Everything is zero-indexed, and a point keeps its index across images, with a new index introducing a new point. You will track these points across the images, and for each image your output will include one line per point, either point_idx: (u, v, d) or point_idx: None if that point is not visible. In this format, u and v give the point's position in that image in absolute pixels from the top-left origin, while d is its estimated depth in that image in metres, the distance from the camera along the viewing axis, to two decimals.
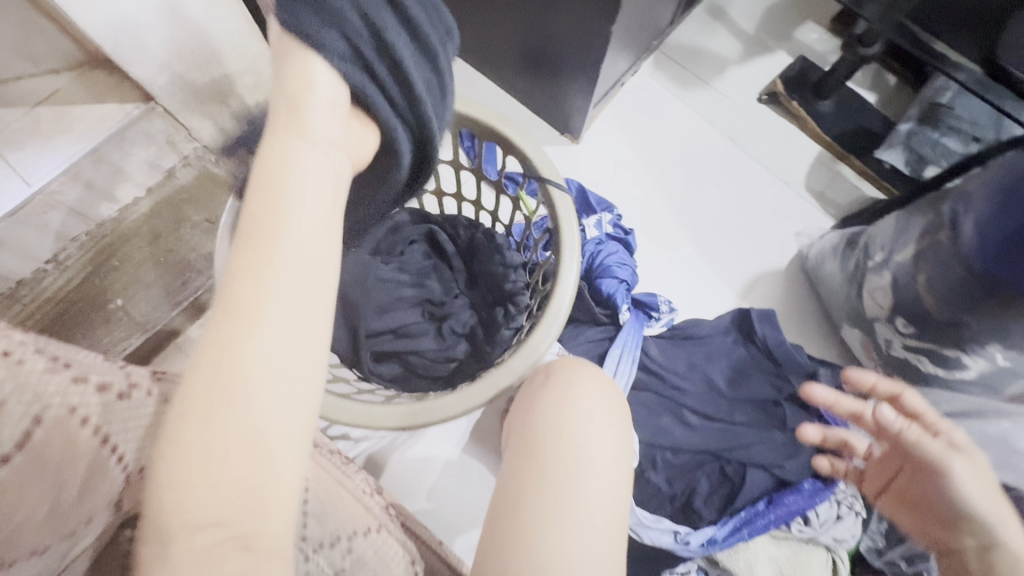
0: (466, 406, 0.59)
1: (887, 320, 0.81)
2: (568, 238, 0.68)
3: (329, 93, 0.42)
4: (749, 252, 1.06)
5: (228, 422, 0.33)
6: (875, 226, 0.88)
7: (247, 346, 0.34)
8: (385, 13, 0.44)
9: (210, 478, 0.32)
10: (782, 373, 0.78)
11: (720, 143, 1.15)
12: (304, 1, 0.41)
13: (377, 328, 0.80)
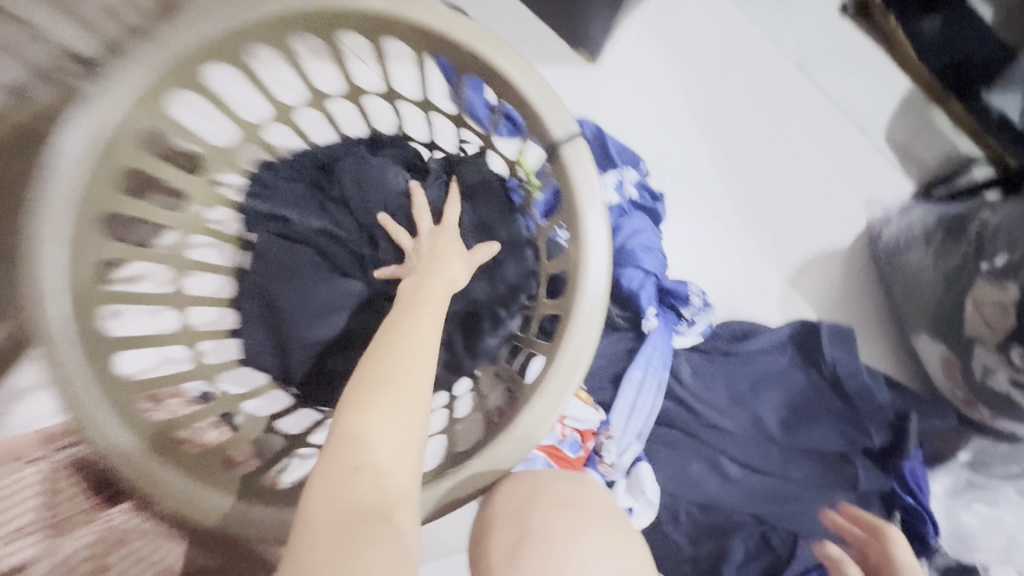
0: (431, 509, 0.41)
1: (996, 347, 0.61)
2: (593, 257, 0.44)
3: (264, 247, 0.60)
4: (806, 223, 0.83)
5: (384, 410, 0.36)
6: (994, 212, 0.65)
7: (413, 346, 0.40)
8: (276, 217, 0.61)
9: (369, 439, 0.35)
10: (855, 418, 0.60)
11: (783, 70, 0.87)
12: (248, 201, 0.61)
13: (313, 337, 0.58)
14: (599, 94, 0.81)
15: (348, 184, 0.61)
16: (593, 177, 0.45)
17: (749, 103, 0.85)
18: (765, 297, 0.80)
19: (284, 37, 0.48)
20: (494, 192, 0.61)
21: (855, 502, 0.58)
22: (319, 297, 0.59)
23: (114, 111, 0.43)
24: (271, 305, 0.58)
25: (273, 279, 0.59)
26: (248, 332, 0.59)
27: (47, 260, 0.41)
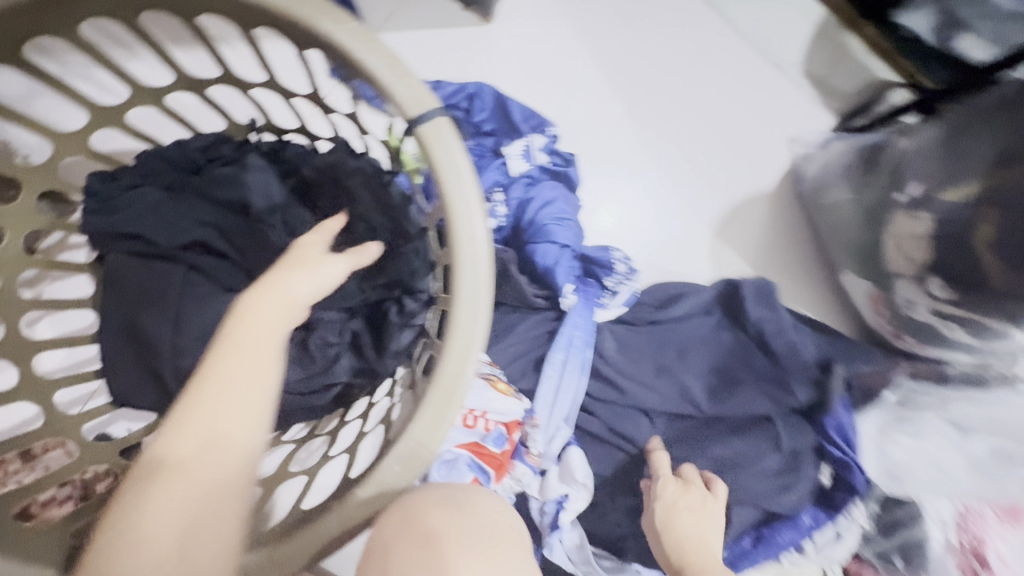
0: (313, 554, 0.36)
1: (916, 278, 0.59)
2: (469, 243, 0.39)
3: (122, 271, 0.52)
4: (727, 170, 0.80)
5: (161, 501, 0.32)
6: (910, 138, 0.63)
7: (215, 405, 0.35)
8: (130, 232, 0.52)
9: (142, 532, 0.31)
10: (783, 376, 0.58)
11: (690, 11, 0.82)
12: (93, 216, 0.52)
13: (191, 365, 0.50)
14: (494, 58, 0.75)
15: (213, 185, 0.53)
16: (459, 146, 0.40)
17: (658, 48, 0.80)
18: (694, 253, 0.77)
19: (68, 23, 0.39)
20: (377, 174, 0.55)
21: (785, 460, 0.57)
22: (200, 318, 0.51)
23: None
24: (136, 337, 0.51)
25: (136, 306, 0.51)
26: (119, 370, 0.52)
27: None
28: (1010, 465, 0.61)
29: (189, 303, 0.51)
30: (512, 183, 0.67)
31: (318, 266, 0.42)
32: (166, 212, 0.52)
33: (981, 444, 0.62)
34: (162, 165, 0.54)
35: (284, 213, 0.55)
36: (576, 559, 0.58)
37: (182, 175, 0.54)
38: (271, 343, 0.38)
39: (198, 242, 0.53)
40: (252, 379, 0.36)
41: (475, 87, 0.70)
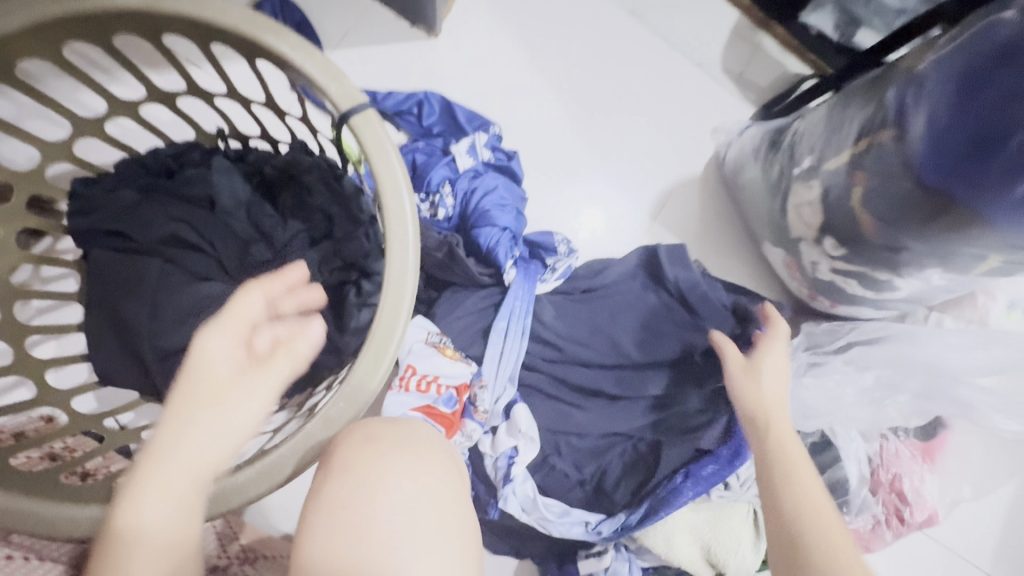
0: (271, 482, 0.42)
1: (814, 240, 0.67)
2: (392, 209, 0.46)
3: (105, 263, 0.58)
4: (659, 159, 0.88)
5: None
6: (803, 120, 0.71)
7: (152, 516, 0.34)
8: (111, 228, 0.59)
9: None
10: (699, 324, 0.69)
11: (618, 20, 0.91)
12: (80, 216, 0.59)
13: (170, 345, 0.57)
14: (440, 69, 0.83)
15: (185, 186, 0.61)
16: (378, 130, 0.47)
17: (590, 54, 0.89)
18: (632, 234, 0.85)
19: (50, 44, 0.46)
20: (326, 169, 0.61)
21: (706, 399, 0.66)
22: (176, 300, 0.58)
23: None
24: (118, 320, 0.57)
25: (116, 295, 0.58)
26: (103, 353, 0.58)
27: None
28: (895, 393, 0.66)
29: (164, 287, 0.58)
30: (459, 176, 0.74)
31: (223, 399, 0.38)
32: (143, 209, 0.59)
33: (868, 376, 0.67)
34: (137, 169, 0.61)
35: (249, 206, 0.62)
36: (529, 509, 0.65)
37: (156, 179, 0.61)
38: (184, 493, 0.36)
39: (172, 237, 0.60)
40: (166, 532, 0.34)
41: (423, 94, 0.78)
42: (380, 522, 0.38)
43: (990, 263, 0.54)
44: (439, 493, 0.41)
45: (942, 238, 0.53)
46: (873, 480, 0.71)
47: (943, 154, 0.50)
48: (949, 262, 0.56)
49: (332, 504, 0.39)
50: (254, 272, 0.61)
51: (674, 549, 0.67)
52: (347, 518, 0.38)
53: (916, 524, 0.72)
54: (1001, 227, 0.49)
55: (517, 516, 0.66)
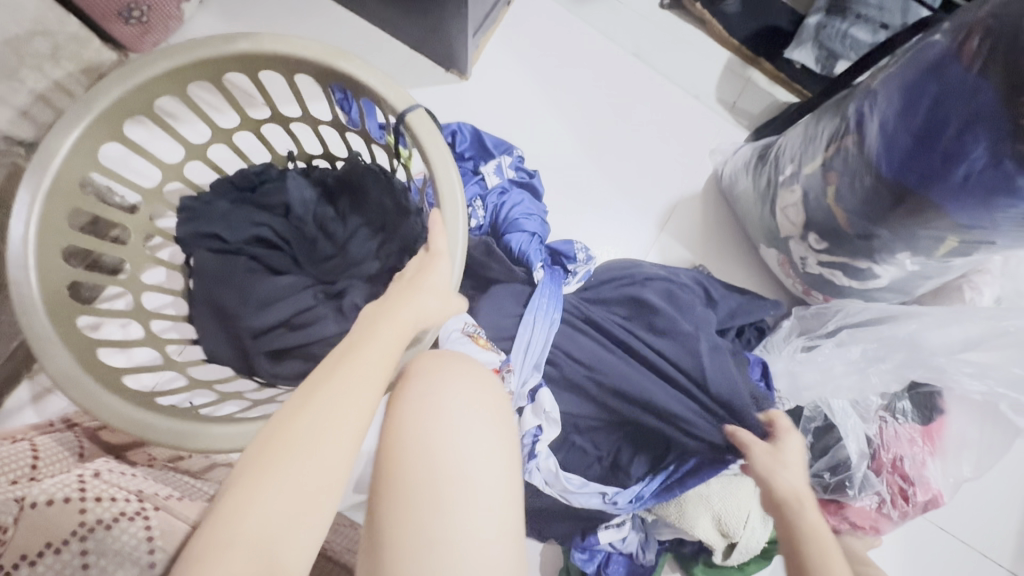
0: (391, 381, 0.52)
1: (800, 237, 0.77)
2: (443, 177, 0.57)
3: (204, 265, 0.71)
4: (664, 177, 0.99)
5: (293, 456, 0.38)
6: (785, 136, 0.82)
7: (346, 378, 0.42)
8: (212, 228, 0.71)
9: (274, 480, 0.37)
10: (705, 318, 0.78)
11: (623, 61, 1.04)
12: (187, 222, 0.72)
13: (260, 325, 0.68)
14: (471, 106, 0.98)
15: (266, 198, 0.74)
16: (426, 118, 0.58)
17: (600, 90, 1.03)
18: (641, 244, 0.95)
19: (181, 83, 0.60)
20: (374, 172, 0.73)
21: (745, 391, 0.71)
22: (263, 288, 0.69)
23: (59, 158, 0.53)
24: (217, 307, 0.69)
25: (214, 287, 0.70)
26: (205, 334, 0.70)
27: (26, 271, 0.50)
28: (878, 364, 0.73)
29: (251, 277, 0.70)
30: (489, 193, 0.87)
31: (404, 318, 0.48)
32: (239, 214, 0.73)
33: (854, 350, 0.74)
34: (231, 183, 0.75)
35: (316, 209, 0.75)
36: (552, 482, 0.73)
37: (244, 191, 0.75)
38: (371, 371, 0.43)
39: (258, 239, 0.72)
40: (335, 399, 0.40)
41: (456, 125, 0.92)
42: (444, 432, 0.44)
43: (949, 243, 0.62)
44: (492, 410, 0.48)
45: (904, 224, 0.62)
46: (877, 463, 0.75)
47: (894, 152, 0.60)
48: (916, 246, 0.65)
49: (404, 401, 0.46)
50: (324, 267, 0.74)
51: (688, 520, 0.73)
52: (415, 441, 0.44)
53: (921, 505, 0.76)
54: (950, 207, 0.58)
55: (541, 488, 0.74)
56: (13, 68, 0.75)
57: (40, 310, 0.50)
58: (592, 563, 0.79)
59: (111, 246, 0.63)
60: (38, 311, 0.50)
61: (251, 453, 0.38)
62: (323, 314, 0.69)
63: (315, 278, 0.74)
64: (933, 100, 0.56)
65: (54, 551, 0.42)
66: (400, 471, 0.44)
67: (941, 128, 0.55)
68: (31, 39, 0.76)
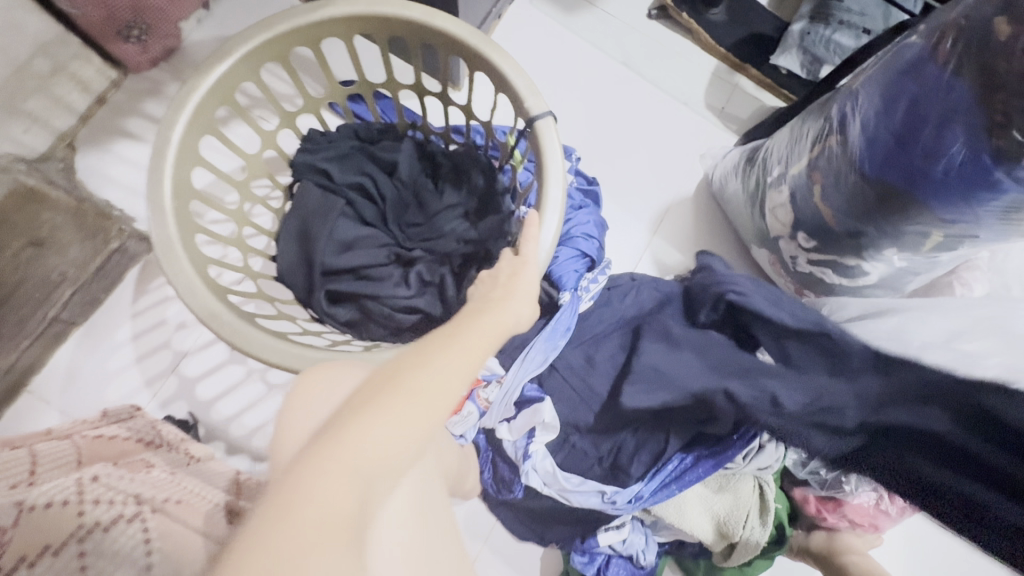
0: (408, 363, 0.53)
1: (790, 236, 0.78)
2: (552, 191, 0.60)
3: (307, 197, 0.75)
4: (656, 182, 1.01)
5: (393, 411, 0.33)
6: (773, 138, 0.83)
7: (456, 350, 0.39)
8: (325, 164, 0.77)
9: (370, 426, 0.32)
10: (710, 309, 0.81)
11: (613, 69, 1.06)
12: (307, 150, 0.78)
13: (335, 266, 0.73)
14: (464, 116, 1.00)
15: (379, 153, 0.79)
16: (556, 131, 0.62)
17: (591, 99, 1.05)
18: (635, 249, 0.97)
19: (282, 50, 0.66)
20: (481, 168, 0.79)
21: None
22: (344, 231, 0.74)
23: (193, 100, 0.60)
24: (304, 234, 0.74)
25: (309, 217, 0.75)
26: (284, 256, 0.74)
27: (163, 199, 0.57)
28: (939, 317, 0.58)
29: (339, 217, 0.75)
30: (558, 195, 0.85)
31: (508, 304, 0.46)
32: (350, 158, 0.78)
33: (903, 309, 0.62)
34: (354, 132, 0.81)
35: (416, 177, 0.79)
36: (550, 483, 0.75)
37: (355, 140, 0.80)
38: (476, 344, 0.40)
39: (359, 187, 0.77)
40: (445, 401, 0.36)
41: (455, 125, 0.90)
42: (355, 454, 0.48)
43: (934, 238, 0.63)
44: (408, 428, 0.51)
45: (888, 219, 0.64)
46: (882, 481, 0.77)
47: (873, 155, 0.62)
48: (902, 242, 0.66)
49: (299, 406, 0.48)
50: (402, 232, 0.78)
51: (685, 516, 0.74)
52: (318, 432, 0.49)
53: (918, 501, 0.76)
54: (933, 202, 0.59)
55: (540, 490, 0.76)
56: (19, 90, 0.78)
57: (174, 234, 0.56)
58: (592, 565, 0.80)
59: (224, 210, 0.71)
60: (174, 243, 0.56)
61: (360, 391, 0.35)
62: (391, 274, 0.75)
63: (394, 238, 0.77)
64: (912, 99, 0.58)
65: (28, 565, 0.41)
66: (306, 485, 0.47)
67: (921, 126, 0.57)
68: (34, 58, 0.78)
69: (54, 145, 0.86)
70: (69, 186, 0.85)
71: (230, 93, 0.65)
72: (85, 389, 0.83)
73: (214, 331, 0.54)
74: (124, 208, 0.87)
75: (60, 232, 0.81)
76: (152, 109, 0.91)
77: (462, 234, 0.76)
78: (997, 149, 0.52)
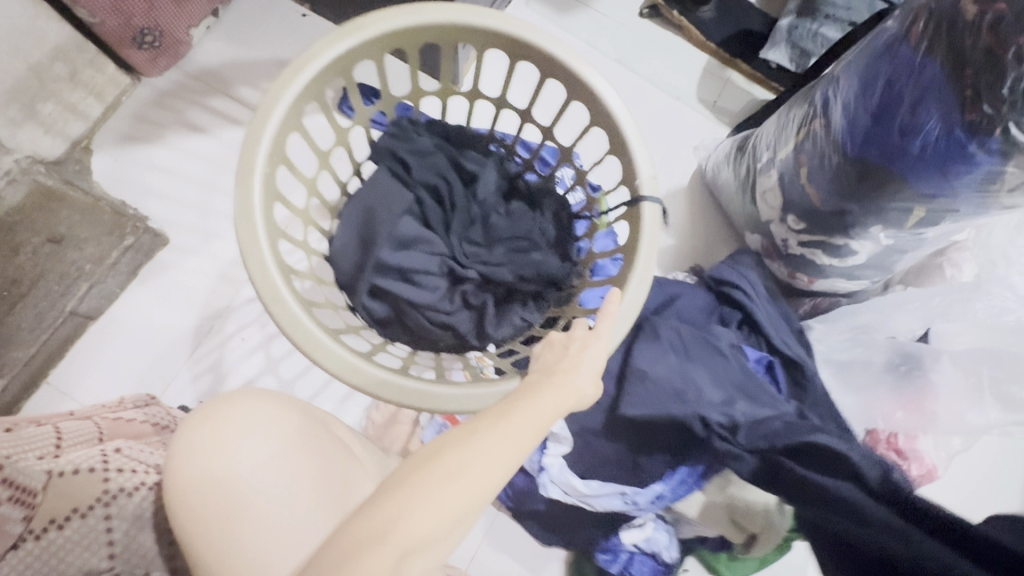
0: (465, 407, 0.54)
1: (780, 219, 0.80)
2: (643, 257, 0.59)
3: (377, 191, 0.73)
4: (653, 174, 1.03)
5: (451, 488, 0.35)
6: (762, 127, 0.86)
7: (518, 421, 0.41)
8: (411, 156, 0.75)
9: (425, 497, 0.35)
10: (716, 309, 0.82)
11: (607, 66, 1.10)
12: (400, 139, 0.75)
13: (388, 262, 0.71)
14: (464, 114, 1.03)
15: (464, 163, 0.77)
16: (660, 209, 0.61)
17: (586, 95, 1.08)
18: None
19: (377, 52, 0.61)
20: (554, 214, 0.78)
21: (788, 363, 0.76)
22: (406, 229, 0.72)
23: (290, 94, 0.56)
24: (368, 212, 0.73)
25: (377, 202, 0.73)
26: (343, 236, 0.73)
27: (250, 189, 0.54)
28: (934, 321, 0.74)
29: (403, 218, 0.72)
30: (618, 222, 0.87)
31: (571, 366, 0.48)
32: (425, 158, 0.75)
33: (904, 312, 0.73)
34: (445, 132, 0.78)
35: (488, 200, 0.77)
36: (570, 491, 0.77)
37: (439, 141, 0.77)
38: (540, 418, 0.42)
39: (433, 189, 0.75)
40: (480, 481, 0.37)
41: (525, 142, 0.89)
42: (264, 477, 0.47)
43: (917, 214, 0.65)
44: (303, 446, 0.51)
45: (873, 196, 0.66)
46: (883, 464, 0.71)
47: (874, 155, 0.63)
48: (887, 219, 0.68)
49: (204, 432, 0.48)
50: (456, 245, 0.75)
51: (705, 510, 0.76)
52: (217, 478, 0.46)
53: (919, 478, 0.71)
54: (913, 178, 0.61)
55: (563, 498, 0.78)
56: (38, 94, 0.82)
57: (258, 232, 0.53)
58: (616, 563, 0.83)
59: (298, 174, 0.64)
60: (253, 238, 0.53)
61: (418, 461, 0.37)
62: (436, 282, 0.73)
63: (450, 249, 0.75)
64: (888, 79, 0.61)
65: (57, 527, 0.45)
66: (212, 507, 0.46)
67: (897, 104, 0.60)
68: (54, 63, 0.82)
69: (70, 149, 0.90)
70: (86, 186, 0.90)
71: (323, 87, 0.60)
72: (102, 382, 0.86)
73: (292, 344, 0.52)
74: (137, 208, 0.91)
75: (78, 229, 0.86)
76: (164, 112, 0.95)
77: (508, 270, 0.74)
78: (970, 123, 0.55)
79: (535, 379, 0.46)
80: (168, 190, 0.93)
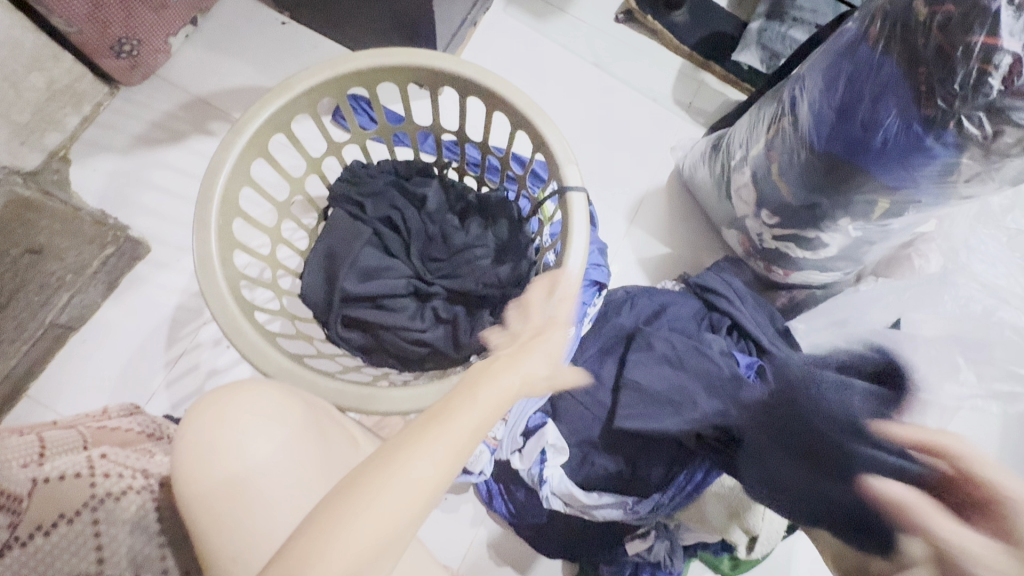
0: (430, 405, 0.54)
1: (754, 214, 0.83)
2: (574, 242, 0.61)
3: (337, 228, 0.78)
4: (631, 174, 1.06)
5: (363, 517, 0.37)
6: (734, 126, 0.89)
7: (444, 433, 0.42)
8: (354, 193, 0.79)
9: (337, 530, 0.36)
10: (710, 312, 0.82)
11: (585, 70, 1.12)
12: (345, 181, 0.80)
13: (355, 293, 0.75)
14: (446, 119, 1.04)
15: (412, 187, 0.81)
16: (586, 198, 0.62)
17: (565, 98, 1.10)
18: (613, 237, 1.02)
19: (314, 98, 0.67)
20: (507, 216, 0.78)
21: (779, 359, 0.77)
22: (368, 260, 0.76)
23: (251, 128, 0.62)
24: (330, 254, 0.77)
25: (337, 243, 0.77)
26: (308, 275, 0.77)
27: (208, 217, 0.58)
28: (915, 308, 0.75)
29: (365, 248, 0.77)
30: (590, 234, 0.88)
31: (510, 367, 0.49)
32: (373, 188, 0.79)
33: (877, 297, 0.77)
34: (384, 165, 0.82)
35: (440, 216, 0.80)
36: (571, 502, 0.75)
37: (382, 170, 0.81)
38: (468, 426, 0.43)
39: (387, 220, 0.79)
40: (403, 502, 0.38)
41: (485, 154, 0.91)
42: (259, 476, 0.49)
43: (881, 206, 0.68)
44: (303, 437, 0.51)
45: (838, 189, 0.69)
46: None
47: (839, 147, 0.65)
48: (855, 211, 0.71)
49: (198, 432, 0.49)
50: (421, 264, 0.78)
51: (707, 516, 0.75)
52: (225, 474, 0.48)
53: None
54: (876, 171, 0.64)
55: (564, 510, 0.77)
56: (14, 104, 0.82)
57: (214, 249, 0.57)
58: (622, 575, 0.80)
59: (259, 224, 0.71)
60: (212, 258, 0.57)
61: (338, 488, 0.39)
62: (405, 302, 0.77)
63: (416, 270, 0.78)
64: (849, 77, 0.64)
65: (42, 534, 0.46)
66: (210, 509, 0.48)
67: (858, 102, 0.63)
68: (29, 74, 0.82)
69: (47, 160, 0.90)
70: (65, 196, 0.89)
71: (286, 124, 0.67)
72: (83, 393, 0.84)
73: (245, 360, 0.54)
74: (116, 216, 0.90)
75: (57, 239, 0.85)
76: (143, 120, 0.95)
77: (472, 280, 0.77)
78: (926, 119, 0.58)
79: (468, 380, 0.47)
80: (148, 198, 0.92)
